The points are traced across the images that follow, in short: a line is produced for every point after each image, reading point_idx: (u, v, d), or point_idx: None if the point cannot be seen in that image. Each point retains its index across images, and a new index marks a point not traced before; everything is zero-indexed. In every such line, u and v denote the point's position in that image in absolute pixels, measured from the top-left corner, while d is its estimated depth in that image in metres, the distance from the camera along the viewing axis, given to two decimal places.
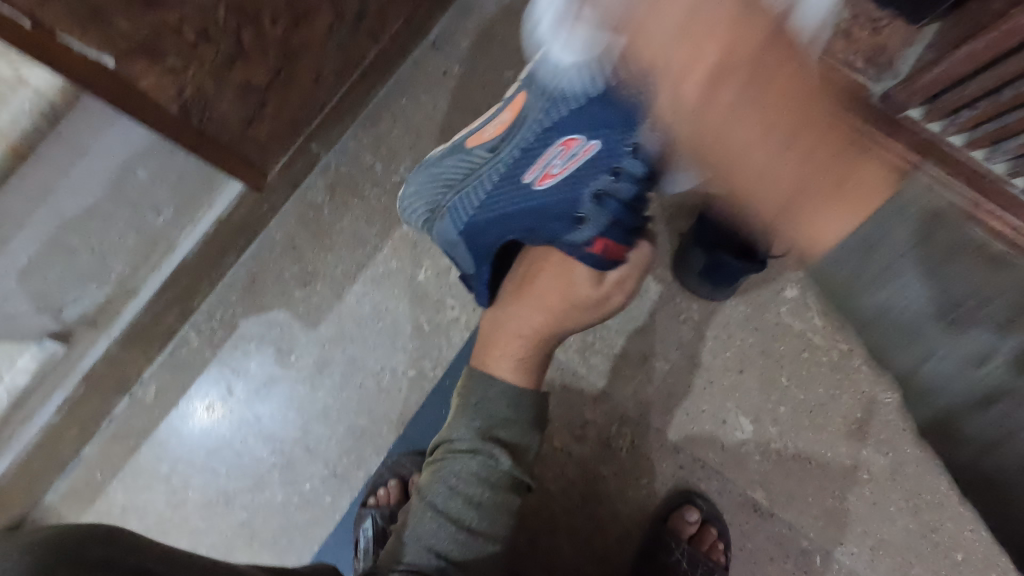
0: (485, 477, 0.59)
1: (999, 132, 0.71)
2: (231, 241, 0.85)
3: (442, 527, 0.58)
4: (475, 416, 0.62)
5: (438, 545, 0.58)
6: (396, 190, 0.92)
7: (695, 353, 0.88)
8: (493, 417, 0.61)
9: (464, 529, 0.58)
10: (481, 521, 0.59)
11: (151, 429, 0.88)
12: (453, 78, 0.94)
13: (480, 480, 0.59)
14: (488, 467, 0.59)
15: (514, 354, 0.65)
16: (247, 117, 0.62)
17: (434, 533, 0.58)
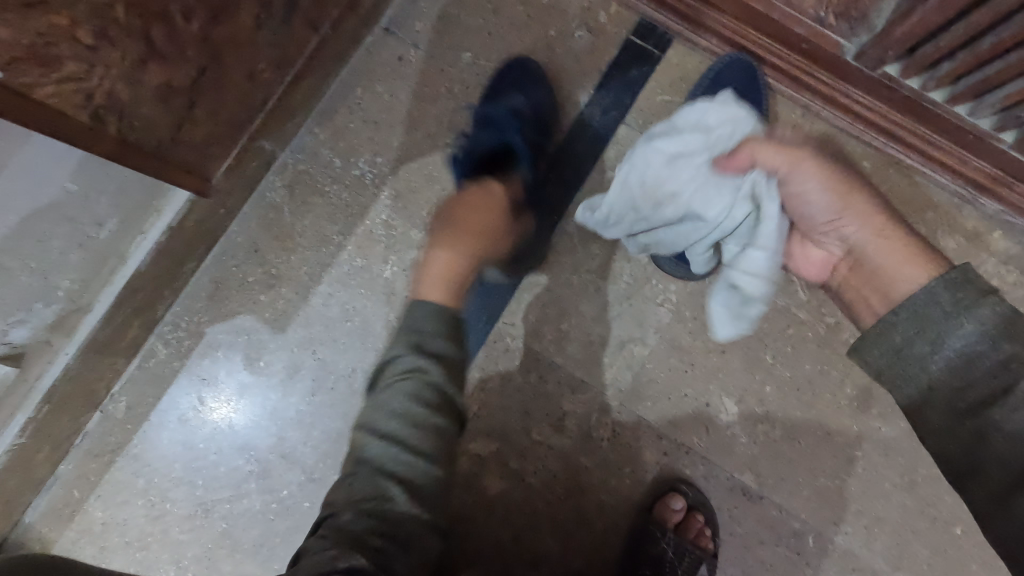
0: (420, 395, 0.57)
1: (982, 85, 0.66)
2: (188, 248, 0.82)
3: (391, 450, 0.55)
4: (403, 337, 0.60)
5: (388, 467, 0.55)
6: (357, 186, 0.89)
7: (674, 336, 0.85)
8: (421, 333, 0.60)
9: (408, 454, 0.55)
10: (407, 461, 0.55)
11: (125, 444, 0.86)
12: (410, 64, 0.90)
13: (417, 401, 0.57)
14: (409, 390, 0.57)
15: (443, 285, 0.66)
16: (173, 119, 0.59)
17: (384, 452, 0.55)
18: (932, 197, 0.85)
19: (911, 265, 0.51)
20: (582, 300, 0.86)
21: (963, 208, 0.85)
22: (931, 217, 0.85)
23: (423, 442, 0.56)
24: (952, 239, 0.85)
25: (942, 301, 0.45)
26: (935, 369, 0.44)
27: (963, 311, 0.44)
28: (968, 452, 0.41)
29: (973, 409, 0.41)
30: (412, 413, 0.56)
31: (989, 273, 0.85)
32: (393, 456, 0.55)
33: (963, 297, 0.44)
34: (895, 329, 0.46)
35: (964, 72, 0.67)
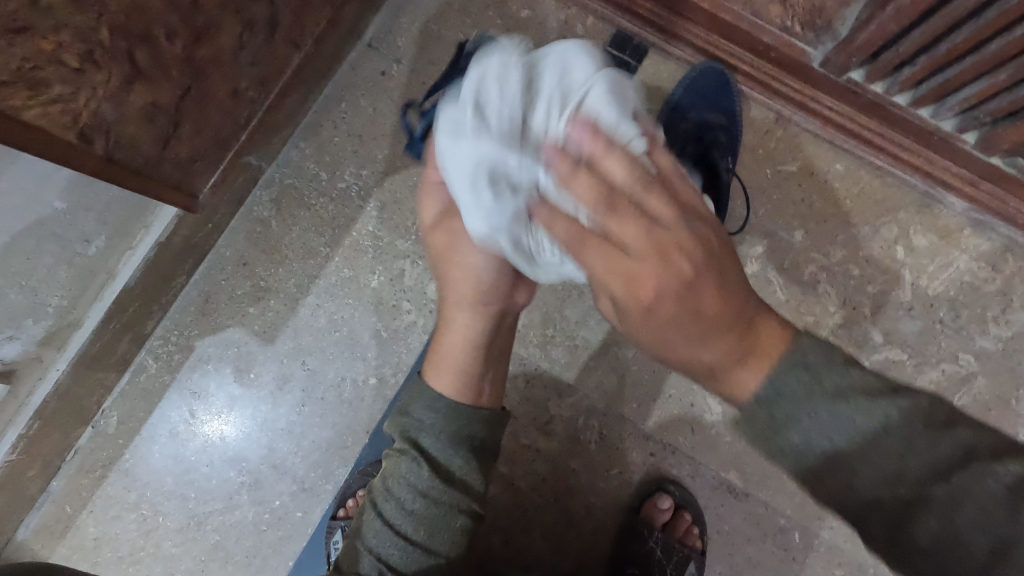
0: (417, 488, 0.56)
1: (941, 89, 0.68)
2: (176, 263, 0.83)
3: (387, 529, 0.57)
4: (410, 425, 0.59)
5: (386, 547, 0.57)
6: (343, 198, 0.90)
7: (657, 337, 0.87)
8: (418, 424, 0.59)
9: (405, 537, 0.56)
10: (415, 528, 0.57)
11: (116, 459, 0.87)
12: (393, 78, 0.92)
13: (413, 491, 0.57)
14: (422, 489, 0.57)
15: (452, 370, 0.62)
16: (159, 138, 0.61)
17: (380, 532, 0.57)
18: (903, 197, 0.87)
19: (710, 346, 0.42)
20: (566, 305, 0.88)
21: (934, 207, 0.87)
22: (903, 216, 0.88)
23: (434, 542, 0.57)
24: (925, 237, 0.88)
25: (792, 398, 0.37)
26: (876, 496, 0.34)
27: (835, 409, 0.36)
28: (976, 564, 0.31)
29: (923, 502, 0.33)
30: (409, 499, 0.57)
31: (961, 269, 0.88)
32: (402, 547, 0.56)
33: (813, 383, 0.37)
34: (814, 468, 0.36)
35: (924, 77, 0.69)
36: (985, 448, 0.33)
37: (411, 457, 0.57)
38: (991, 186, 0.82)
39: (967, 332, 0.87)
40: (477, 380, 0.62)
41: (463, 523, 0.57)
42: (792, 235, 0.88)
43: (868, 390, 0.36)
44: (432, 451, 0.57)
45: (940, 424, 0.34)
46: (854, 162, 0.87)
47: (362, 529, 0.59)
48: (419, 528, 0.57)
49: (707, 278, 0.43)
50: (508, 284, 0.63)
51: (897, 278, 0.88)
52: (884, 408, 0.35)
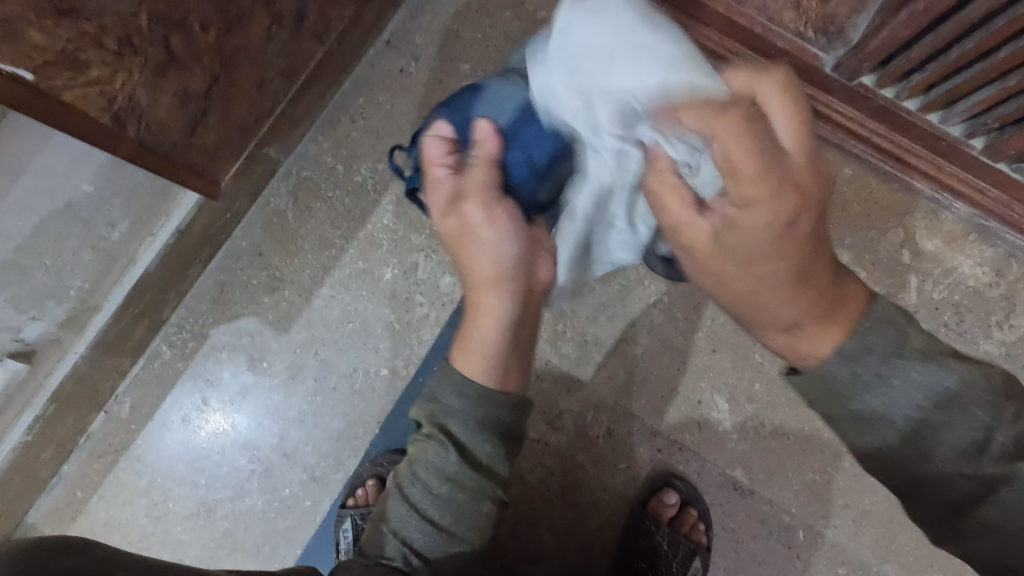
0: (442, 471, 0.57)
1: (950, 94, 0.70)
2: (194, 251, 0.84)
3: (410, 511, 0.58)
4: (434, 408, 0.58)
5: (406, 528, 0.57)
6: (359, 191, 0.92)
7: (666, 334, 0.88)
8: (445, 409, 0.58)
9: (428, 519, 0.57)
10: (440, 507, 0.57)
11: (128, 445, 0.88)
12: (411, 75, 0.94)
13: (437, 473, 0.57)
14: (448, 473, 0.57)
15: (481, 360, 0.58)
16: (187, 125, 0.62)
17: (403, 516, 0.58)
18: (910, 202, 0.89)
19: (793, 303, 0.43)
20: (576, 301, 0.89)
21: (938, 213, 0.90)
22: (909, 221, 0.90)
23: (460, 526, 0.57)
24: (930, 241, 0.90)
25: (879, 354, 0.40)
26: (907, 431, 0.39)
27: (916, 369, 0.39)
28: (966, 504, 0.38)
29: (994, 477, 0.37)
30: (434, 482, 0.57)
31: (965, 274, 0.89)
32: (427, 532, 0.57)
33: (897, 345, 0.40)
34: (837, 405, 0.41)
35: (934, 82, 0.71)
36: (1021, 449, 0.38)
37: (444, 440, 0.57)
38: (997, 191, 0.84)
39: (970, 336, 0.89)
40: (506, 359, 0.59)
41: (488, 511, 0.58)
42: None
43: (943, 357, 0.39)
44: (461, 437, 0.57)
45: (1008, 419, 0.38)
46: (863, 166, 0.89)
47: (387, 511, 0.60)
48: (444, 513, 0.57)
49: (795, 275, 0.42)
50: (529, 262, 0.59)
51: (903, 281, 0.90)
52: (950, 380, 0.38)
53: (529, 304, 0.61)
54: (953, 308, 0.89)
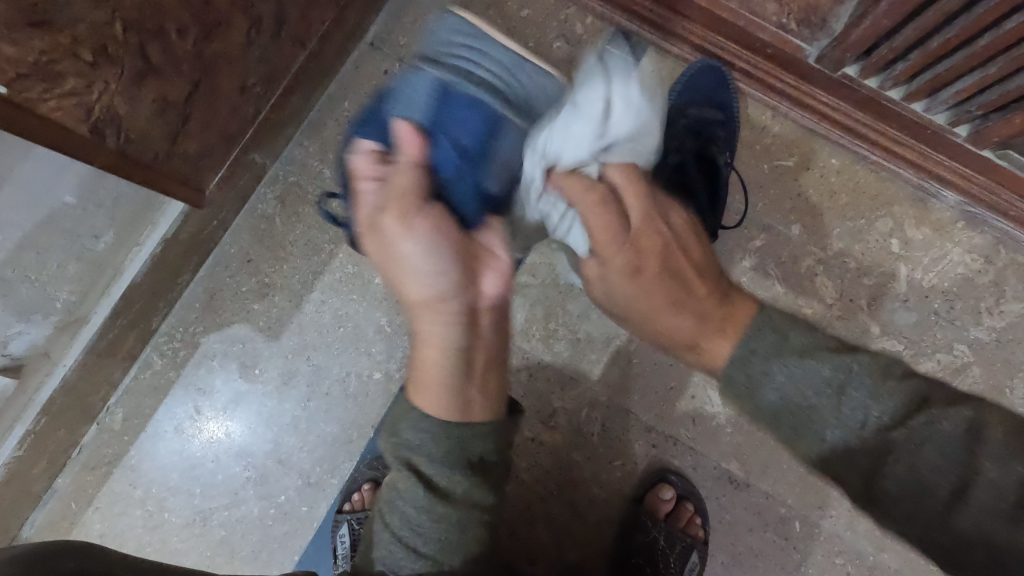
0: (419, 506, 0.57)
1: (933, 83, 0.70)
2: (182, 259, 0.84)
3: (396, 543, 0.58)
4: (402, 445, 0.58)
5: (397, 562, 0.58)
6: (346, 195, 0.91)
7: None
8: (410, 444, 0.57)
9: (414, 551, 0.58)
10: (429, 540, 0.57)
11: (122, 455, 0.87)
12: (396, 78, 0.94)
13: (418, 507, 0.57)
14: (423, 505, 0.57)
15: (437, 389, 0.58)
16: (170, 134, 0.62)
17: (395, 553, 0.58)
18: (897, 191, 0.90)
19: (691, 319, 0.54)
20: (568, 299, 0.89)
21: (927, 200, 0.90)
22: (897, 210, 0.90)
23: (446, 555, 0.57)
24: (918, 230, 0.90)
25: (764, 354, 0.46)
26: (861, 424, 0.42)
27: (803, 364, 0.45)
28: (941, 504, 0.39)
29: (889, 449, 0.41)
30: (411, 518, 0.57)
31: (955, 261, 0.90)
32: (413, 562, 0.57)
33: (780, 343, 0.46)
34: (807, 434, 0.43)
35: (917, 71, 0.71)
36: (936, 397, 0.41)
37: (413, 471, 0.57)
38: (985, 182, 0.84)
39: (961, 323, 0.89)
40: (460, 382, 0.58)
41: (475, 534, 0.58)
42: (790, 229, 0.91)
43: (824, 350, 0.45)
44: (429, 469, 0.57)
45: (899, 376, 0.42)
46: (850, 156, 0.90)
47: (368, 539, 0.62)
48: (427, 542, 0.58)
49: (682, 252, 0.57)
50: (465, 275, 0.59)
51: (893, 270, 0.90)
52: (847, 361, 0.44)
53: (478, 324, 0.60)
54: (943, 296, 0.89)
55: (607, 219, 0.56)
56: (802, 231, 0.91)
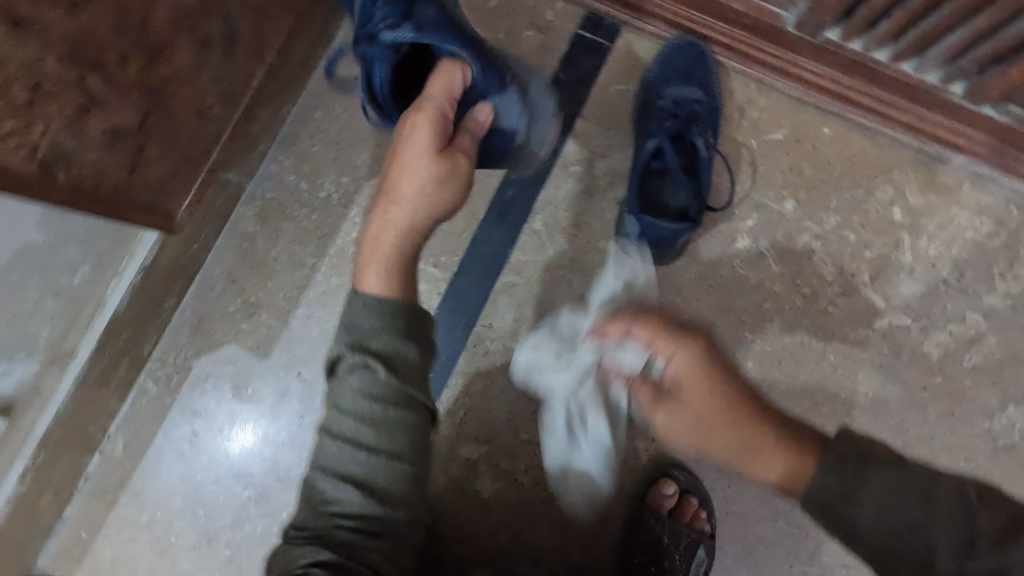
0: (369, 393, 0.54)
1: (922, 40, 0.65)
2: (166, 285, 0.84)
3: (343, 448, 0.54)
4: (343, 330, 0.57)
5: (346, 467, 0.54)
6: (324, 207, 0.90)
7: (650, 321, 0.86)
8: (361, 329, 0.56)
9: (364, 447, 0.54)
10: (377, 465, 0.54)
11: (126, 481, 0.88)
12: (366, 82, 0.92)
13: (365, 395, 0.54)
14: (378, 394, 0.54)
15: (380, 274, 0.60)
16: (126, 164, 0.61)
17: (339, 457, 0.54)
18: (896, 156, 0.85)
19: (771, 464, 0.56)
20: (556, 295, 0.87)
21: (930, 164, 0.85)
22: (897, 176, 0.85)
23: (400, 449, 0.54)
24: (920, 196, 0.85)
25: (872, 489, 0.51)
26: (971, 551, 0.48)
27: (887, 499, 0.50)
28: None
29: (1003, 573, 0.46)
30: (357, 415, 0.55)
31: (962, 226, 0.85)
32: (367, 459, 0.54)
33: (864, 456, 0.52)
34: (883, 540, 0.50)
35: (903, 29, 0.66)
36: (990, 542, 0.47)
37: (372, 376, 0.55)
38: (982, 138, 0.80)
39: (974, 291, 0.84)
40: (404, 272, 0.62)
41: (418, 415, 0.56)
42: (783, 204, 0.87)
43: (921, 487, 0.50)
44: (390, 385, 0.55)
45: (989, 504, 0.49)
46: (843, 123, 0.86)
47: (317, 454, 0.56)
48: (377, 459, 0.54)
49: (755, 439, 0.58)
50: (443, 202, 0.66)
51: (896, 239, 0.85)
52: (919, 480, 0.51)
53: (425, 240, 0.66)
54: (952, 263, 0.84)
55: (697, 376, 0.63)
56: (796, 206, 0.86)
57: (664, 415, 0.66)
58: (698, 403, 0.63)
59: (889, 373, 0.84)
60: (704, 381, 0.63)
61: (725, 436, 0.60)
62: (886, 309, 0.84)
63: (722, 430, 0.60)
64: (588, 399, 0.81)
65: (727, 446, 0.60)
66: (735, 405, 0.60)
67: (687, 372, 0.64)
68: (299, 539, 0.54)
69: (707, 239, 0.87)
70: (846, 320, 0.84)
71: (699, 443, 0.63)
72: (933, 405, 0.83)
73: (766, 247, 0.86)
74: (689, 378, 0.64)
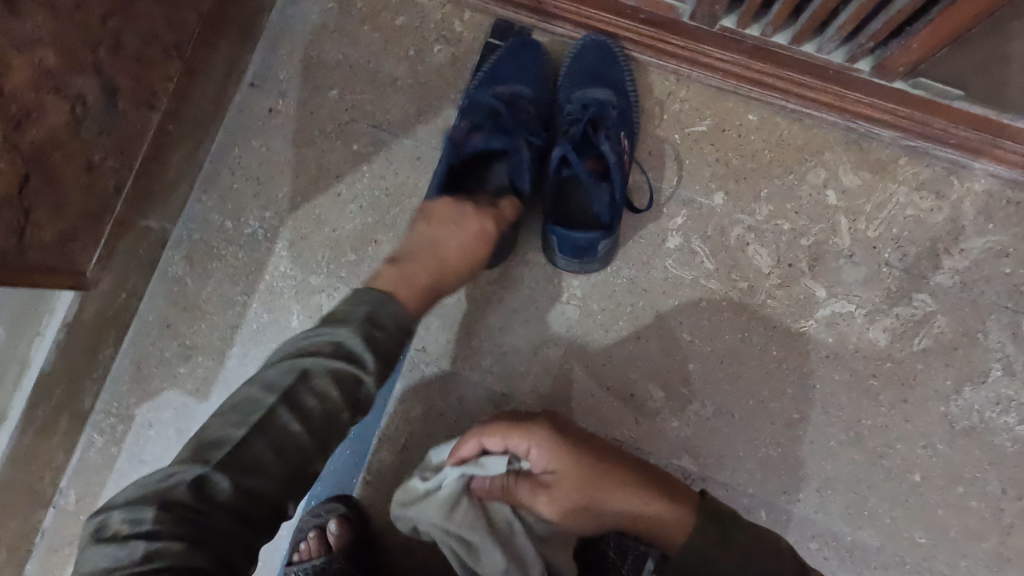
0: (344, 382, 0.59)
1: (814, 21, 0.62)
2: (97, 337, 0.84)
3: (292, 416, 0.56)
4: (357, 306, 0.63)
5: (286, 438, 0.56)
6: (250, 243, 0.90)
7: (585, 331, 0.84)
8: (375, 312, 0.63)
9: (305, 424, 0.57)
10: (304, 445, 0.57)
11: (80, 534, 0.89)
12: (281, 114, 0.91)
13: (337, 380, 0.59)
14: (353, 388, 0.59)
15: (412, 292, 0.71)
16: (11, 230, 0.61)
17: (286, 424, 0.56)
18: (824, 137, 0.82)
19: (664, 506, 0.58)
20: (487, 312, 0.86)
21: (861, 142, 0.81)
22: (829, 157, 0.82)
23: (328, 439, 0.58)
24: (854, 176, 0.82)
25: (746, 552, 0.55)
26: None
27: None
28: None
29: None
30: (327, 396, 0.58)
31: (901, 203, 0.81)
32: (300, 434, 0.56)
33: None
34: None
35: (794, 12, 0.63)
36: None
37: (333, 385, 0.58)
38: (907, 112, 0.76)
39: (919, 271, 0.80)
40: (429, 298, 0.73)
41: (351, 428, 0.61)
42: (712, 197, 0.84)
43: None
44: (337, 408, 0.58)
45: None
46: (767, 108, 0.83)
47: (260, 416, 0.56)
48: (303, 446, 0.57)
49: (620, 485, 0.60)
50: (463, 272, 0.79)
51: (833, 223, 0.82)
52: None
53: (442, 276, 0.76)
54: (894, 243, 0.81)
55: (561, 450, 0.61)
56: (726, 198, 0.83)
57: (546, 502, 0.60)
58: (570, 470, 0.60)
59: (836, 364, 0.80)
60: (569, 451, 0.61)
61: (625, 501, 0.59)
62: (827, 297, 0.81)
63: (599, 486, 0.59)
64: (468, 531, 0.59)
65: (611, 496, 0.59)
66: (601, 459, 0.61)
67: (553, 452, 0.61)
68: (169, 510, 0.49)
69: (636, 242, 0.84)
70: (787, 312, 0.81)
71: (590, 513, 0.59)
72: (885, 393, 0.80)
73: (698, 244, 0.83)
74: (558, 457, 0.61)
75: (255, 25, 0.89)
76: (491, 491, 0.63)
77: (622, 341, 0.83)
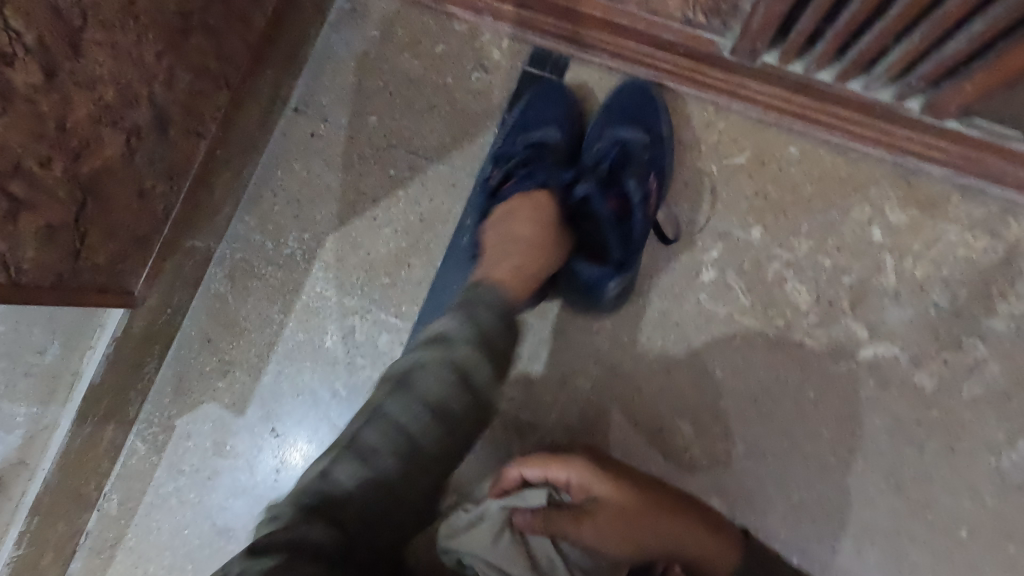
0: (452, 375, 0.63)
1: (859, 61, 0.60)
2: (143, 351, 0.88)
3: (410, 403, 0.61)
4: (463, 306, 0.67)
5: (405, 423, 0.61)
6: (289, 263, 0.92)
7: (615, 363, 0.83)
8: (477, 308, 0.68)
9: (419, 416, 0.61)
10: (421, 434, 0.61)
11: (121, 538, 0.92)
12: (322, 138, 0.93)
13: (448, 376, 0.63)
14: (454, 383, 0.63)
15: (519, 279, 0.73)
16: (67, 254, 0.64)
17: (405, 407, 0.61)
18: (870, 172, 0.79)
19: (717, 540, 0.70)
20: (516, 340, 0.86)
21: (909, 178, 0.78)
22: (874, 192, 0.79)
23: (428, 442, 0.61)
24: (902, 212, 0.78)
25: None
26: None
27: None
28: None
29: None
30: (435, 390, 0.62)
31: (951, 243, 0.77)
32: (409, 427, 0.60)
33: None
34: None
35: (839, 50, 0.61)
36: None
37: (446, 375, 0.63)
38: (957, 149, 0.74)
39: (969, 314, 0.76)
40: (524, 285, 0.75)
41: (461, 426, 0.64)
42: (750, 231, 0.82)
43: None
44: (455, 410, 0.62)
45: None
46: (809, 141, 0.80)
47: (377, 412, 0.62)
48: (415, 439, 0.60)
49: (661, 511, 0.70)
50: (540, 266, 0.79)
51: (877, 261, 0.79)
52: None
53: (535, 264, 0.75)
54: (943, 283, 0.77)
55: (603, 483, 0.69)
56: (764, 231, 0.81)
57: (591, 530, 0.64)
58: (611, 500, 0.68)
59: (878, 408, 0.77)
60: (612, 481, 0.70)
61: (667, 529, 0.68)
62: (869, 338, 0.78)
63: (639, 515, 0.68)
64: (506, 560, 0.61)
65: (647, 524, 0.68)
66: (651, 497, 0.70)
67: (597, 480, 0.69)
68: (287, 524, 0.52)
69: (670, 274, 0.83)
70: (825, 352, 0.79)
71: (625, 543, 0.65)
72: (930, 441, 0.76)
73: (733, 278, 0.81)
74: (598, 486, 0.69)
75: (300, 51, 0.92)
76: (532, 522, 0.63)
77: (653, 375, 0.82)
